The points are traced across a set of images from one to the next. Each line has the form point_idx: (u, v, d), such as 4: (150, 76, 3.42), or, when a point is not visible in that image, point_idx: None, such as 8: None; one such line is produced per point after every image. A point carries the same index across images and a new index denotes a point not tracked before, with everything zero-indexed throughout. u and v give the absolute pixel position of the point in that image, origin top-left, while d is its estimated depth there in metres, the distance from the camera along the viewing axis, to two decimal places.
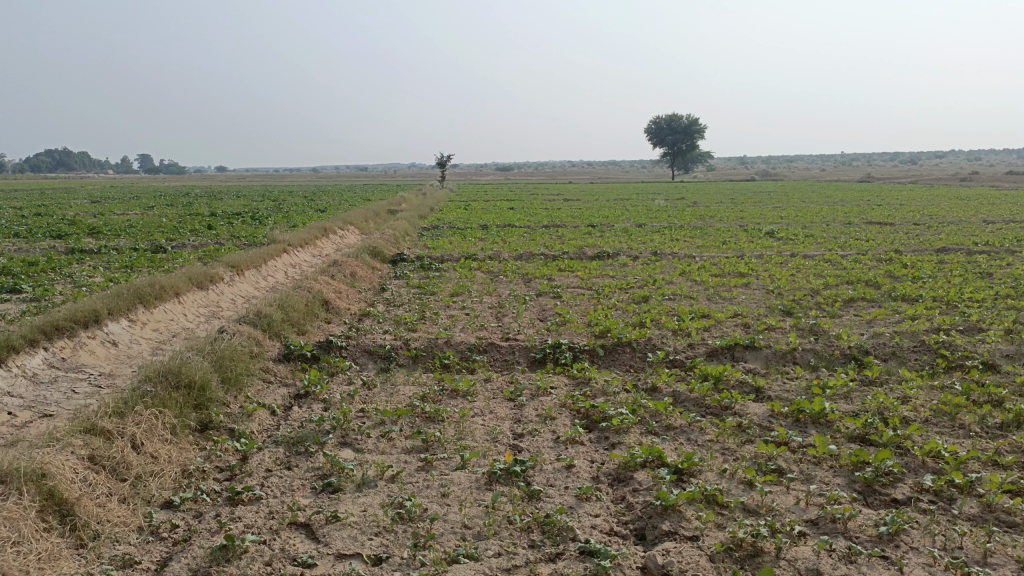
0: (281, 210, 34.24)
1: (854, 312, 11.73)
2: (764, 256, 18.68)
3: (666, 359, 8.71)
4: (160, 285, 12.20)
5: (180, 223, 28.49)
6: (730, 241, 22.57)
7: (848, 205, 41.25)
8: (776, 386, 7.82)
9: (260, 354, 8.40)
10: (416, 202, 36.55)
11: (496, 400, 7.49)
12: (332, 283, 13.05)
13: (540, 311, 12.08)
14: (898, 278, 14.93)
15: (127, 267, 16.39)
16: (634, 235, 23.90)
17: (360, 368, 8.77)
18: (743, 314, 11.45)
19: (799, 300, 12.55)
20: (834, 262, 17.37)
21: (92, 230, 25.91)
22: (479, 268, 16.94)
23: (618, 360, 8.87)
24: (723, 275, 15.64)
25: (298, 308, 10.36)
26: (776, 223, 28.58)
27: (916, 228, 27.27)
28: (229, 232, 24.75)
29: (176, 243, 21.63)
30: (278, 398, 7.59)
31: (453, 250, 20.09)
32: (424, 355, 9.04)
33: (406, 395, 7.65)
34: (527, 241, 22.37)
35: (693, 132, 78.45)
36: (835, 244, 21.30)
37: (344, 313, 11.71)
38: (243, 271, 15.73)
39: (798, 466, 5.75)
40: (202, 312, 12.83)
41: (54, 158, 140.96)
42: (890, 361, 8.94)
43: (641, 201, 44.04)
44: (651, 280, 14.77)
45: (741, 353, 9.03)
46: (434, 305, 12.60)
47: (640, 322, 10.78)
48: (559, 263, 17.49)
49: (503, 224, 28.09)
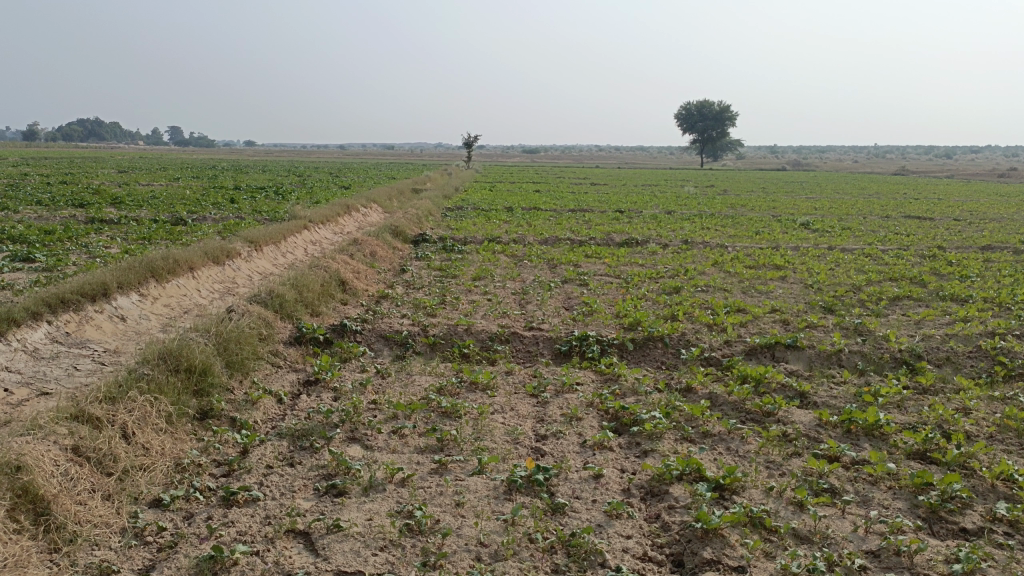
0: (305, 185, 33.94)
1: (900, 311, 11.03)
2: (801, 249, 17.92)
3: (702, 357, 8.13)
4: (173, 259, 11.79)
5: (202, 195, 28.20)
6: (764, 231, 21.80)
7: (885, 197, 39.98)
8: (822, 391, 7.22)
9: (270, 336, 7.94)
10: (440, 182, 36.03)
11: (518, 395, 6.97)
12: (351, 262, 12.57)
13: (566, 299, 11.54)
14: (944, 276, 14.14)
15: (145, 239, 16.05)
16: (663, 222, 23.18)
17: (375, 354, 8.28)
18: (781, 310, 10.80)
19: (840, 297, 11.87)
20: (875, 257, 16.59)
21: (115, 200, 25.68)
22: (503, 252, 16.38)
23: (649, 356, 8.30)
24: (758, 267, 14.95)
25: (313, 289, 9.89)
26: (810, 214, 27.70)
27: (957, 223, 26.25)
28: (251, 206, 24.38)
29: (197, 216, 21.29)
30: (285, 386, 7.12)
31: (476, 231, 19.58)
32: (442, 343, 8.53)
33: (422, 386, 7.14)
34: (553, 225, 21.78)
35: (724, 120, 76.90)
36: (874, 238, 20.46)
37: (361, 294, 11.23)
38: (262, 247, 15.33)
39: (853, 487, 5.16)
40: (216, 288, 12.42)
41: (85, 128, 142.08)
42: (944, 367, 8.28)
43: (670, 187, 43.17)
44: (683, 270, 14.13)
45: (781, 353, 8.42)
46: (455, 289, 12.08)
47: (672, 315, 10.19)
48: (586, 249, 16.89)
49: (528, 206, 27.48)
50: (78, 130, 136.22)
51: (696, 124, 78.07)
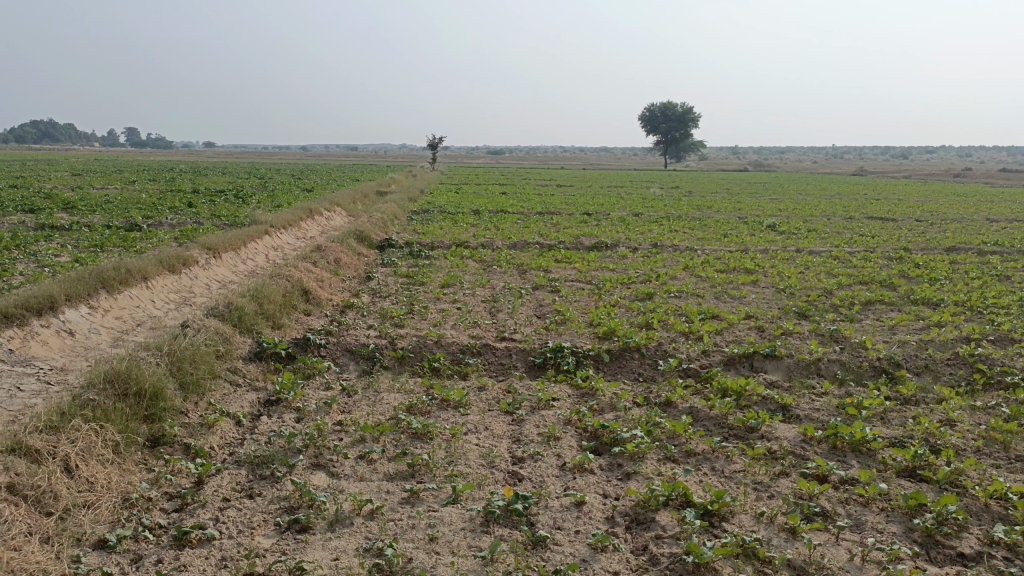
0: (267, 188, 33.18)
1: (874, 317, 10.94)
2: (769, 251, 17.88)
3: (679, 368, 7.89)
4: (126, 269, 11.26)
5: (160, 199, 27.42)
6: (731, 234, 21.79)
7: (848, 198, 40.46)
8: (804, 403, 7.02)
9: (228, 353, 7.51)
10: (405, 184, 35.63)
11: (492, 413, 6.65)
12: (313, 270, 12.14)
13: (538, 307, 11.24)
14: (913, 279, 14.16)
15: (97, 246, 15.40)
16: (631, 225, 23.04)
17: (340, 369, 7.90)
18: (756, 316, 10.64)
19: (813, 302, 11.75)
20: (843, 260, 16.58)
21: (67, 204, 24.81)
22: (471, 257, 16.04)
23: (626, 368, 8.04)
24: (729, 271, 14.85)
25: (274, 300, 9.45)
26: (776, 216, 27.86)
27: (920, 224, 26.56)
28: (210, 210, 23.71)
29: (153, 221, 20.58)
30: (245, 407, 6.71)
31: (444, 235, 19.23)
32: (411, 357, 8.16)
33: (391, 405, 6.78)
34: (521, 228, 21.51)
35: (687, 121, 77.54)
36: (841, 240, 20.53)
37: (326, 304, 10.82)
38: (220, 254, 14.79)
39: (845, 510, 4.94)
40: (172, 299, 11.91)
41: (38, 129, 138.30)
42: (924, 375, 8.15)
43: (637, 189, 43.23)
44: (654, 275, 13.95)
45: (760, 363, 8.22)
46: (423, 297, 11.72)
47: (646, 323, 9.96)
48: (556, 253, 16.63)
49: (495, 209, 27.21)
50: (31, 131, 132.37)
51: (660, 126, 78.58)
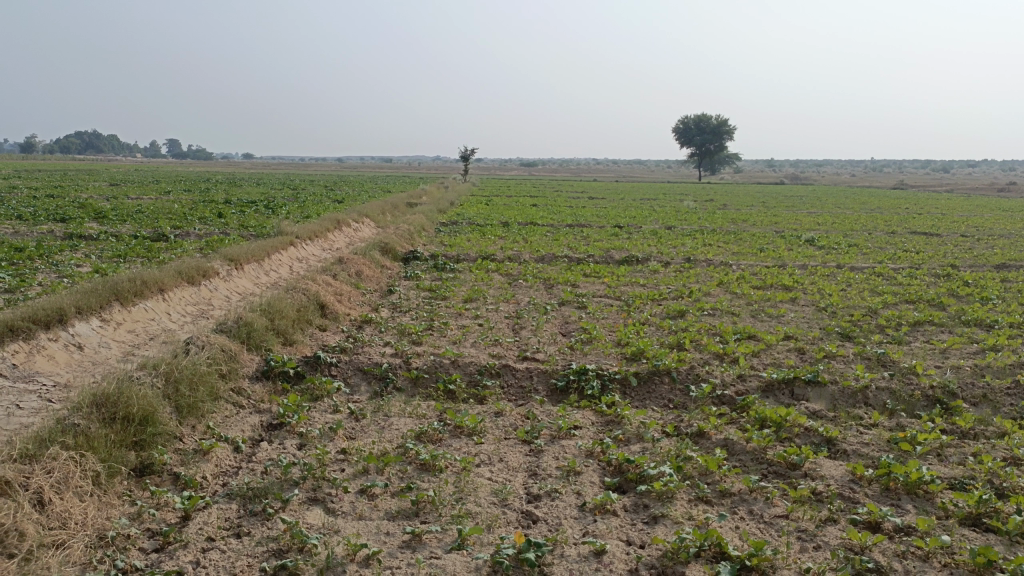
0: (298, 199, 33.11)
1: (923, 339, 10.23)
2: (808, 267, 17.16)
3: (713, 395, 7.31)
4: (141, 280, 10.98)
5: (190, 209, 27.44)
6: (768, 248, 21.08)
7: (888, 212, 39.36)
8: (850, 436, 6.40)
9: (232, 372, 7.12)
10: (436, 195, 35.38)
11: (508, 443, 6.14)
12: (332, 283, 11.77)
13: (563, 324, 10.72)
14: (963, 298, 13.37)
15: (120, 257, 15.23)
16: (664, 239, 22.43)
17: (350, 391, 7.46)
18: (796, 337, 10.01)
19: (856, 322, 11.07)
20: (887, 277, 15.83)
21: (99, 213, 24.91)
22: (497, 270, 15.60)
23: (655, 394, 7.48)
24: (765, 287, 14.20)
25: (286, 315, 9.06)
26: (814, 230, 27.03)
27: (967, 239, 25.50)
28: (238, 221, 23.58)
29: (180, 231, 20.49)
30: (245, 431, 6.29)
31: (471, 247, 18.81)
32: (426, 378, 7.71)
33: (401, 431, 6.31)
34: (550, 241, 21.05)
35: (722, 134, 76.44)
36: (884, 256, 19.69)
37: (343, 319, 10.42)
38: (242, 265, 14.52)
39: (902, 567, 4.35)
40: (188, 311, 11.61)
41: (82, 140, 141.51)
42: (982, 406, 7.47)
43: (670, 201, 42.45)
44: (687, 291, 13.35)
45: (801, 390, 7.60)
46: (444, 312, 11.27)
47: (677, 343, 9.39)
48: (584, 267, 16.11)
49: (525, 221, 26.78)
50: (76, 141, 135.44)
51: (694, 138, 77.57)
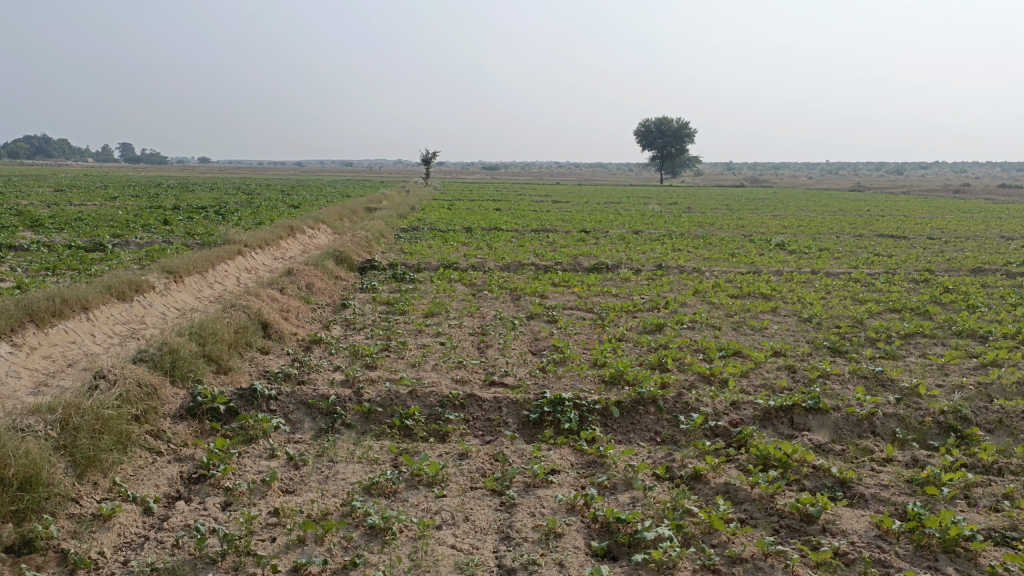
0: (252, 205, 31.84)
1: (918, 353, 9.54)
2: (783, 273, 16.52)
3: (706, 428, 6.48)
4: (61, 299, 9.81)
5: (135, 216, 26.02)
6: (739, 253, 20.46)
7: (852, 214, 39.22)
8: (865, 478, 5.60)
9: (149, 412, 6.08)
10: (396, 200, 34.34)
11: (475, 496, 5.22)
12: (278, 297, 10.72)
13: (533, 342, 9.81)
14: (948, 306, 12.78)
15: (48, 270, 13.96)
16: (632, 244, 21.71)
17: (291, 430, 6.46)
18: (784, 354, 9.24)
19: (845, 335, 10.36)
20: (864, 283, 15.24)
21: (35, 222, 23.39)
22: (460, 280, 14.66)
23: (640, 426, 6.61)
24: (743, 296, 13.49)
25: (220, 339, 8.02)
26: (783, 234, 26.55)
27: (935, 242, 25.20)
28: (185, 228, 22.28)
29: (120, 241, 19.18)
30: (160, 488, 5.28)
31: (432, 255, 17.85)
32: (379, 412, 6.74)
33: (348, 482, 5.36)
34: (515, 247, 20.19)
35: (683, 137, 76.39)
36: (857, 260, 19.19)
37: (288, 339, 9.38)
38: (183, 278, 13.38)
39: None
40: (117, 331, 10.45)
41: (31, 144, 136.90)
42: (1000, 434, 6.74)
43: (634, 205, 41.86)
44: (663, 301, 12.56)
45: (802, 419, 6.80)
46: (402, 329, 10.30)
47: (659, 363, 8.56)
48: (552, 276, 15.24)
49: (489, 226, 25.89)
50: (22, 145, 131.07)
51: (656, 140, 77.40)
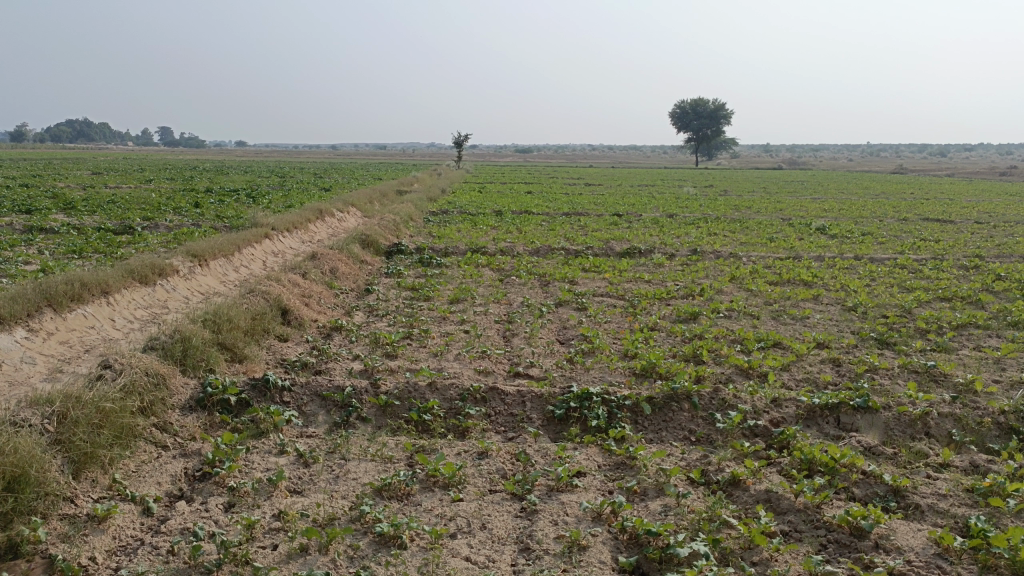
0: (283, 187, 31.80)
1: (973, 346, 8.93)
2: (824, 259, 15.86)
3: (744, 427, 6.03)
4: (80, 282, 9.61)
5: (167, 199, 26.02)
6: (777, 237, 19.79)
7: (895, 198, 37.95)
8: (920, 485, 5.12)
9: (155, 404, 5.83)
10: (427, 183, 34.05)
11: (494, 501, 4.85)
12: (299, 282, 10.44)
13: (561, 330, 9.39)
14: (1002, 295, 12.09)
15: (74, 253, 13.85)
16: (666, 228, 21.13)
17: (304, 424, 6.15)
18: (828, 346, 8.71)
19: (892, 326, 9.77)
20: (911, 270, 14.53)
21: (68, 204, 23.46)
22: (488, 265, 14.28)
23: (673, 424, 6.19)
24: (782, 283, 12.91)
25: (236, 326, 7.73)
26: (823, 218, 25.72)
27: (984, 227, 24.18)
28: (215, 211, 22.18)
29: (149, 223, 19.13)
30: (161, 486, 5.01)
31: (460, 239, 17.50)
32: (396, 406, 6.40)
33: (359, 484, 5.02)
34: (546, 231, 19.74)
35: (719, 118, 74.88)
36: (902, 245, 18.40)
37: (308, 326, 9.08)
38: (208, 261, 13.17)
39: None
40: (138, 316, 10.24)
41: (74, 128, 139.32)
42: None
43: (668, 188, 41.00)
44: (698, 288, 12.05)
45: (848, 419, 6.31)
46: (426, 316, 9.96)
47: (694, 355, 8.10)
48: (583, 261, 14.78)
49: (519, 210, 25.42)
50: (63, 129, 133.32)
51: (691, 122, 76.01)
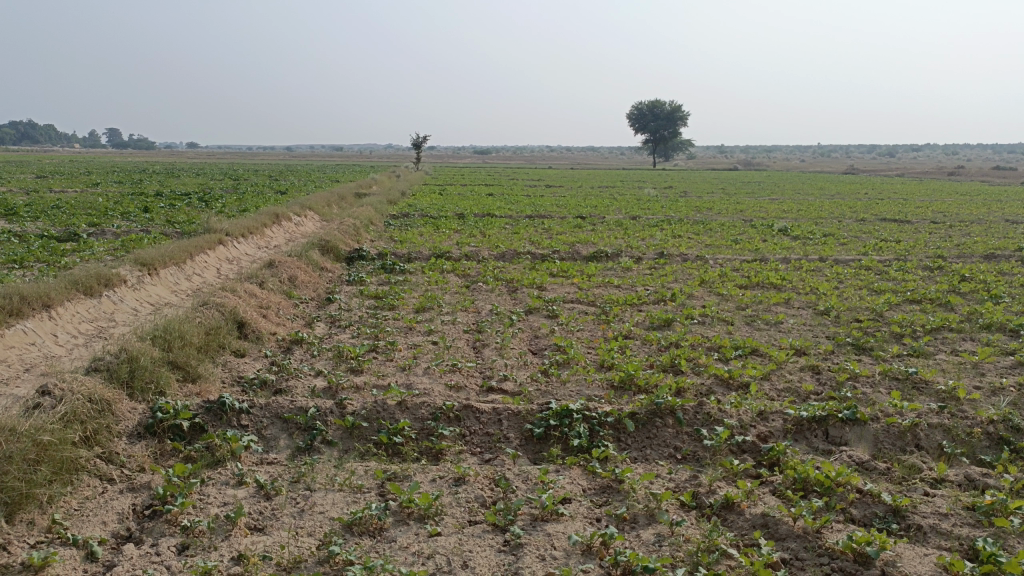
0: (237, 191, 30.93)
1: (949, 351, 8.82)
2: (790, 261, 15.81)
3: (732, 443, 5.76)
4: (19, 296, 8.96)
5: (115, 203, 25.06)
6: (741, 239, 19.75)
7: (851, 198, 38.49)
8: (920, 504, 4.89)
9: (99, 432, 5.34)
10: (386, 185, 33.49)
11: (474, 534, 4.49)
12: (257, 293, 9.92)
13: (533, 340, 9.07)
14: (968, 296, 12.11)
15: (14, 263, 13.08)
16: (630, 230, 20.98)
17: (264, 450, 5.71)
18: (806, 353, 8.52)
19: (866, 330, 9.64)
20: (877, 272, 14.55)
21: (10, 210, 22.41)
22: (453, 271, 13.89)
23: (657, 441, 5.90)
24: (752, 287, 12.76)
25: (188, 342, 7.23)
26: (784, 219, 25.87)
27: (940, 227, 24.52)
28: (166, 216, 21.36)
29: (95, 230, 18.28)
30: (106, 526, 4.54)
31: (423, 244, 17.08)
32: (364, 427, 5.99)
33: (327, 519, 4.62)
34: (510, 235, 19.42)
35: (675, 119, 75.46)
36: (864, 246, 18.51)
37: (266, 340, 8.60)
38: (158, 270, 12.55)
39: None
40: (83, 330, 9.62)
41: (17, 129, 134.81)
42: None
43: (629, 189, 41.03)
44: (669, 293, 11.82)
45: (837, 431, 6.10)
46: (391, 327, 9.53)
47: (672, 365, 7.83)
48: (550, 266, 14.48)
49: (481, 212, 25.06)
50: (6, 130, 129.02)
51: (648, 124, 76.48)
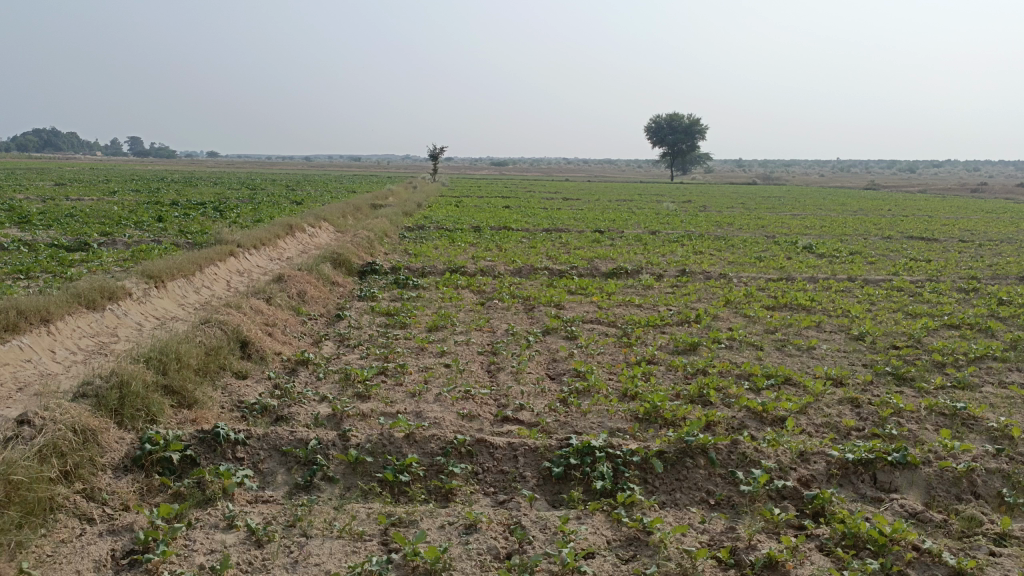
0: (253, 200, 30.71)
1: (996, 383, 8.24)
2: (817, 281, 15.25)
3: (771, 488, 5.24)
4: (16, 310, 8.58)
5: (129, 213, 24.84)
6: (765, 256, 19.20)
7: (873, 213, 37.89)
8: (987, 567, 4.35)
9: (80, 466, 4.91)
10: (402, 196, 33.19)
11: None
12: (264, 309, 9.50)
13: (551, 364, 8.58)
14: (1009, 322, 11.51)
15: (19, 274, 12.74)
16: (650, 246, 20.45)
17: (259, 488, 5.24)
18: (843, 383, 7.98)
19: (905, 358, 9.08)
20: (909, 293, 13.96)
21: (24, 217, 22.24)
22: (467, 286, 13.45)
23: (687, 484, 5.40)
24: (780, 309, 12.21)
25: (186, 364, 6.81)
26: (807, 235, 25.27)
27: (969, 246, 23.82)
28: (179, 226, 21.06)
29: (107, 240, 18.00)
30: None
31: (438, 257, 16.66)
32: (369, 462, 5.53)
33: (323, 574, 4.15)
34: (527, 249, 18.98)
35: (694, 133, 74.91)
36: (893, 265, 17.92)
37: (270, 359, 8.17)
38: (166, 282, 12.19)
39: None
40: (83, 345, 9.22)
41: (40, 137, 136.09)
42: None
43: (647, 203, 40.53)
44: (693, 313, 11.30)
45: (885, 475, 5.57)
46: (402, 347, 9.07)
47: (701, 395, 7.31)
48: (568, 282, 14.00)
49: (498, 226, 24.62)
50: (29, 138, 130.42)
51: (666, 137, 75.99)
